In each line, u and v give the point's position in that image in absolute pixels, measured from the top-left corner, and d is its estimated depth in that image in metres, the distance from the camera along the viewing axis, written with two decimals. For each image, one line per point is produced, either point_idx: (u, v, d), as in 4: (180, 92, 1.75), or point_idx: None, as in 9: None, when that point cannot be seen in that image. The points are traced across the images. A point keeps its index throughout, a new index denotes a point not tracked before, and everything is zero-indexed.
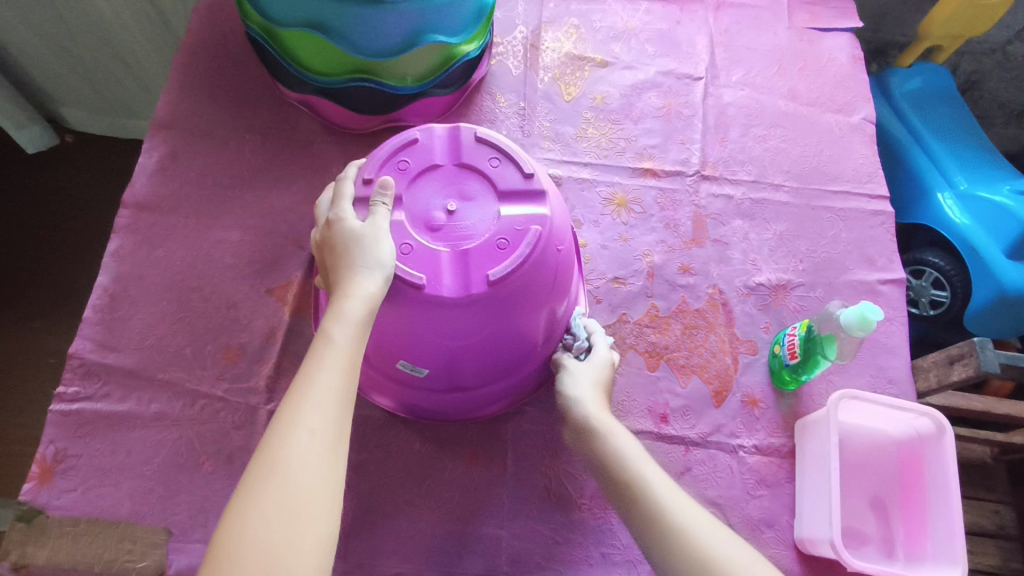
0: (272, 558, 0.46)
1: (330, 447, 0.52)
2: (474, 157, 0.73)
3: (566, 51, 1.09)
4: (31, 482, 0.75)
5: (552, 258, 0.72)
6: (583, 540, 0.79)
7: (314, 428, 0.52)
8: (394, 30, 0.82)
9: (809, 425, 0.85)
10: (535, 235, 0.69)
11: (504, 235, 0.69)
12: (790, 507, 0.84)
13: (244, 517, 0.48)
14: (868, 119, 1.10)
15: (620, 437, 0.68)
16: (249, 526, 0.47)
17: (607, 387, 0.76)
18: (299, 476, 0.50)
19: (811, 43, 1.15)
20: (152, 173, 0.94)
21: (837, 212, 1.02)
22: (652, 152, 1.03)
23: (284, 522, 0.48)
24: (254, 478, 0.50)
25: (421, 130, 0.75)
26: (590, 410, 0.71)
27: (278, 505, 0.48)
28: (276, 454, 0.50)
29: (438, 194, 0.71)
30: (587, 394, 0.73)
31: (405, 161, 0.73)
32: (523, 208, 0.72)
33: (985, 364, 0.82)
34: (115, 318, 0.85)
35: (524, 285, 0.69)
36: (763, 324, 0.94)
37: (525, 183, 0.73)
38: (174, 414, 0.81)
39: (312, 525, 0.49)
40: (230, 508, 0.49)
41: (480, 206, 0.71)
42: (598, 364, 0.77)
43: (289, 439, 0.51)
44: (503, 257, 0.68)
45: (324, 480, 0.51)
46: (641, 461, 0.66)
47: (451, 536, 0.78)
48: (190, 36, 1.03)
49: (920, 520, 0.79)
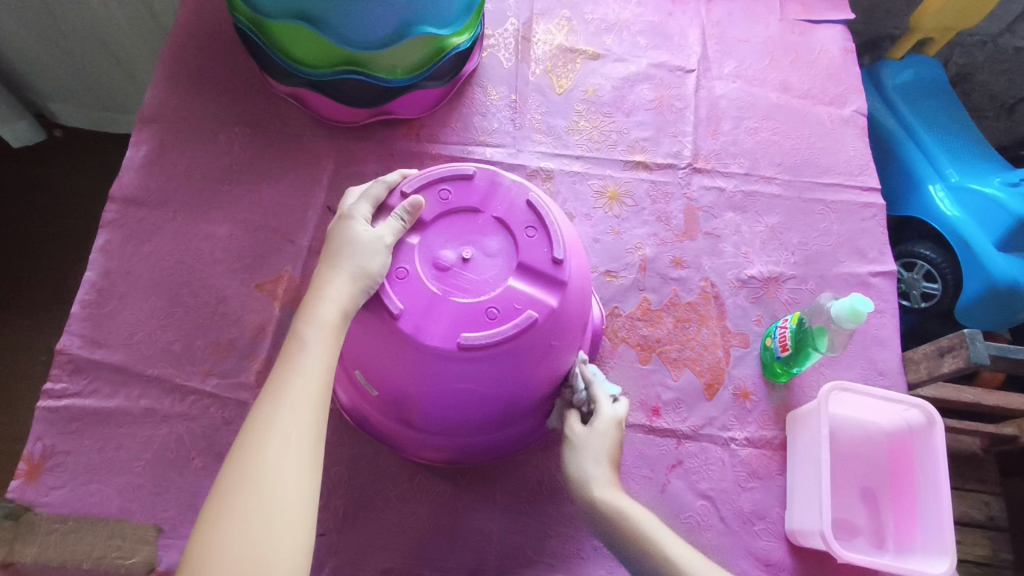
0: (249, 562, 0.48)
1: (304, 449, 0.54)
2: (514, 217, 0.71)
3: (558, 43, 1.08)
4: (18, 480, 0.75)
5: (541, 348, 0.68)
6: (575, 533, 0.79)
7: (286, 432, 0.54)
8: (381, 22, 0.81)
9: (800, 418, 0.85)
10: (528, 319, 0.66)
11: (498, 306, 0.66)
12: (780, 498, 0.84)
13: (217, 522, 0.49)
14: (860, 111, 1.10)
15: (642, 517, 0.68)
16: (223, 531, 0.49)
17: (614, 452, 0.73)
18: (274, 477, 0.51)
19: (803, 35, 1.14)
20: (140, 167, 0.93)
21: (829, 205, 1.02)
22: (644, 145, 1.03)
23: (259, 525, 0.49)
24: (226, 485, 0.51)
25: (482, 170, 0.73)
26: (601, 494, 0.69)
27: (253, 508, 0.50)
28: (248, 459, 0.52)
29: (457, 236, 0.70)
30: (600, 474, 0.71)
31: (448, 191, 0.72)
32: (534, 290, 0.68)
33: (975, 356, 0.82)
34: (103, 313, 0.84)
35: (506, 361, 0.67)
36: (755, 317, 0.94)
37: (551, 266, 0.69)
38: (163, 410, 0.81)
39: (288, 528, 0.50)
40: (204, 513, 0.50)
41: (495, 268, 0.68)
42: (606, 429, 0.73)
43: (260, 444, 0.52)
44: (487, 326, 0.65)
45: (299, 481, 0.52)
46: (665, 539, 0.66)
47: (443, 531, 0.78)
48: (176, 28, 1.01)
49: (910, 512, 0.80)
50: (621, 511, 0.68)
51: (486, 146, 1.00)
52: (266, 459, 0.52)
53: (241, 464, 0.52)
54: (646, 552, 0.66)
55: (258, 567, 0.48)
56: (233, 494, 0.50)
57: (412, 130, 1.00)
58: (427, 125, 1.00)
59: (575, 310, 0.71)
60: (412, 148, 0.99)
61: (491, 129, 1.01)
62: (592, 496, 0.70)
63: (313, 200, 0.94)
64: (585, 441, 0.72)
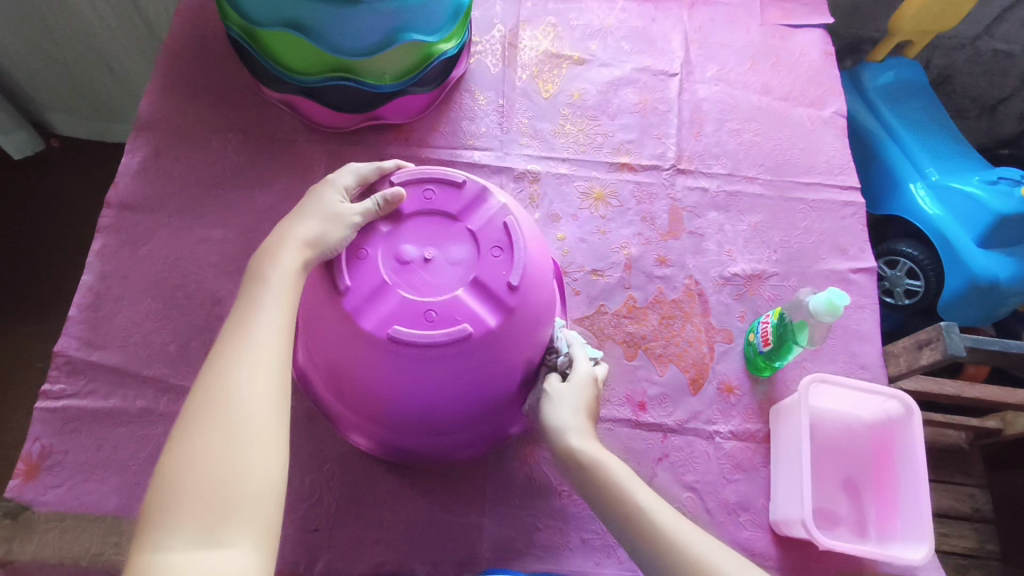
0: (224, 472, 0.50)
1: (271, 376, 0.57)
2: (485, 234, 0.72)
3: (544, 49, 1.11)
4: (17, 479, 0.76)
5: (473, 362, 0.69)
6: (563, 525, 0.81)
7: (254, 361, 0.56)
8: (370, 30, 0.83)
9: (783, 411, 0.87)
10: (462, 333, 0.67)
11: (438, 312, 0.67)
12: (765, 490, 0.86)
13: (188, 437, 0.51)
14: (840, 112, 1.12)
15: (612, 465, 0.67)
16: (193, 445, 0.50)
17: (591, 407, 0.73)
18: (243, 398, 0.54)
19: (783, 39, 1.17)
20: (136, 173, 0.95)
21: (810, 204, 1.05)
22: (628, 147, 1.05)
23: (229, 440, 0.51)
24: (197, 406, 0.53)
25: (476, 182, 0.75)
26: (577, 443, 0.69)
27: (224, 424, 0.52)
28: (218, 382, 0.54)
29: (425, 237, 0.72)
30: (572, 422, 0.71)
31: (433, 193, 0.74)
32: (479, 308, 0.69)
33: (952, 347, 0.84)
34: (99, 316, 0.86)
35: (435, 368, 0.68)
36: (738, 314, 0.96)
37: (505, 290, 0.69)
38: (159, 410, 0.82)
39: (257, 445, 0.52)
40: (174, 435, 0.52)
41: (450, 276, 0.70)
42: (581, 386, 0.74)
43: (230, 369, 0.55)
44: (420, 326, 0.67)
45: (265, 403, 0.54)
46: (634, 489, 0.65)
47: (435, 525, 0.80)
48: (171, 37, 1.04)
49: (890, 501, 0.82)
50: (591, 456, 0.68)
51: (474, 149, 1.02)
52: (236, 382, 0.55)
53: (210, 389, 0.54)
54: (615, 500, 0.65)
55: (229, 477, 0.50)
56: (206, 415, 0.52)
57: (401, 135, 1.02)
58: (416, 130, 1.03)
59: (523, 334, 0.71)
60: (402, 152, 1.01)
61: (479, 133, 1.03)
62: (568, 444, 0.69)
63: None
64: (559, 398, 0.72)
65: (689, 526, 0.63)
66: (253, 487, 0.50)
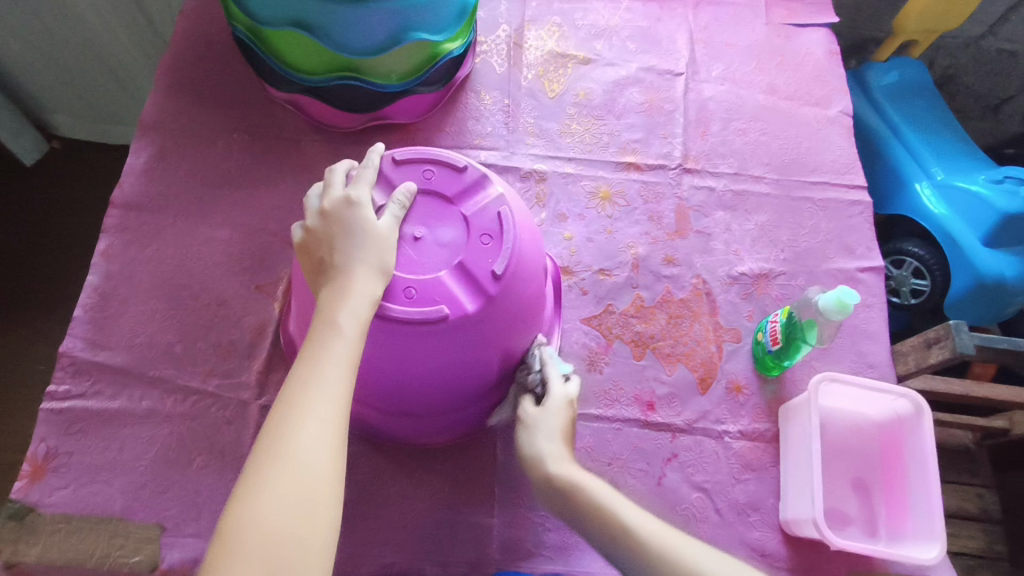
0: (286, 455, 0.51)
1: (339, 435, 0.54)
2: (478, 220, 0.72)
3: (549, 48, 1.11)
4: (23, 481, 0.76)
5: (451, 343, 0.69)
6: (572, 526, 0.80)
7: (323, 419, 0.53)
8: (377, 29, 0.83)
9: (792, 410, 0.87)
10: (440, 314, 0.67)
11: (419, 290, 0.67)
12: (775, 490, 0.86)
13: (254, 499, 0.49)
14: (846, 112, 1.12)
15: (587, 488, 0.68)
16: (259, 512, 0.48)
17: (568, 430, 0.74)
18: (309, 461, 0.51)
19: (788, 39, 1.17)
20: (141, 173, 0.94)
21: (816, 203, 1.04)
22: (635, 147, 1.05)
23: (299, 509, 0.49)
24: (261, 464, 0.50)
25: (477, 168, 0.75)
26: (551, 470, 0.70)
27: (292, 494, 0.49)
28: (284, 441, 0.51)
29: (418, 215, 0.72)
30: (549, 452, 0.71)
31: (432, 174, 0.74)
32: (461, 292, 0.69)
33: (961, 346, 0.84)
34: (105, 316, 0.86)
35: (409, 346, 0.68)
36: (746, 313, 0.96)
37: (490, 278, 0.69)
38: (165, 410, 0.82)
39: (326, 517, 0.50)
40: (240, 490, 0.50)
41: (436, 256, 0.70)
42: (558, 409, 0.74)
43: (296, 425, 0.52)
44: (400, 302, 0.67)
45: (334, 466, 0.52)
46: (613, 503, 0.66)
47: (443, 526, 0.79)
48: (176, 37, 1.03)
49: (901, 501, 0.81)
50: (570, 481, 0.69)
51: (480, 149, 1.02)
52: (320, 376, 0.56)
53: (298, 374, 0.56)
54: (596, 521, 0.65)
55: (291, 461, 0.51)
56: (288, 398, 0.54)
57: (407, 135, 1.02)
58: (422, 130, 1.02)
59: (505, 322, 0.72)
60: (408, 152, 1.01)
61: (486, 133, 1.03)
62: (546, 472, 0.70)
63: None
64: (536, 422, 0.73)
65: (674, 533, 0.63)
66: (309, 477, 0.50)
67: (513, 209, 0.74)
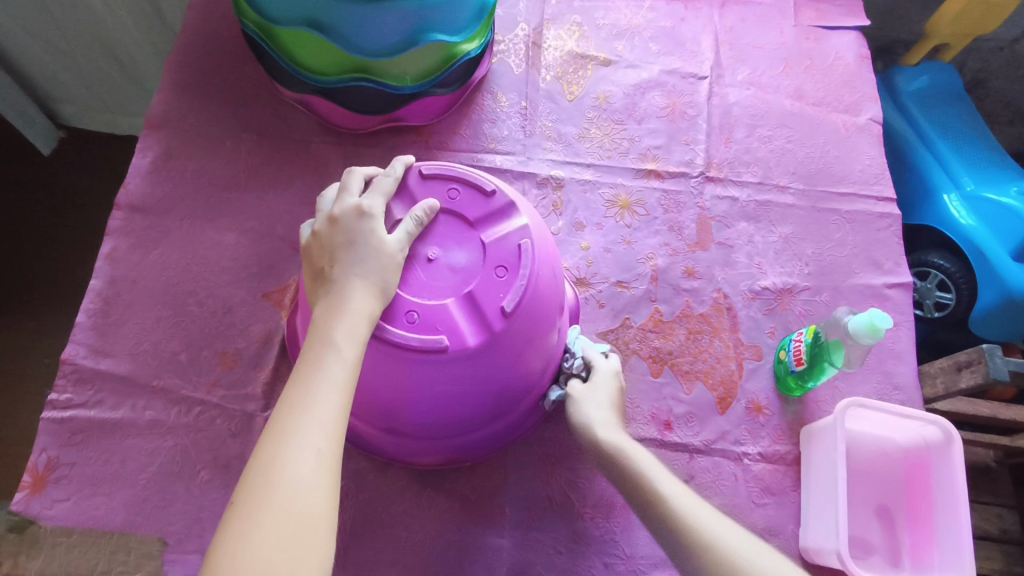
0: (276, 477, 0.48)
1: (334, 460, 0.51)
2: (496, 250, 0.69)
3: (569, 49, 1.07)
4: (23, 492, 0.74)
5: (449, 375, 0.66)
6: (585, 549, 0.78)
7: (317, 446, 0.50)
8: (392, 29, 0.80)
9: (815, 433, 0.84)
10: (438, 344, 0.64)
11: (421, 315, 0.65)
12: (795, 515, 0.83)
13: (245, 516, 0.46)
14: (875, 119, 1.08)
15: (632, 453, 0.69)
16: (249, 546, 0.45)
17: (618, 402, 0.77)
18: (302, 490, 0.48)
19: (817, 42, 1.13)
20: (146, 174, 0.92)
21: (844, 215, 1.01)
22: (655, 153, 1.01)
23: (291, 539, 0.46)
24: (250, 495, 0.47)
25: (505, 193, 0.72)
26: (601, 434, 0.72)
27: (286, 525, 0.46)
28: (276, 470, 0.48)
29: (435, 235, 0.69)
30: (602, 417, 0.74)
31: (458, 194, 0.71)
32: (464, 323, 0.66)
33: (994, 372, 0.80)
34: (109, 323, 0.83)
35: (405, 370, 0.65)
36: (768, 329, 0.92)
37: (497, 313, 0.66)
38: (169, 422, 0.80)
39: (321, 550, 0.47)
40: (227, 524, 0.47)
41: (445, 281, 0.67)
42: (604, 382, 0.77)
43: (289, 452, 0.49)
44: (400, 324, 0.64)
45: (329, 492, 0.49)
46: (655, 474, 0.67)
47: (452, 546, 0.77)
48: (184, 32, 1.00)
49: (927, 531, 0.78)
50: (614, 446, 0.70)
51: (496, 153, 0.99)
52: (313, 393, 0.53)
53: (290, 396, 0.53)
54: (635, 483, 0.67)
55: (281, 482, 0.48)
56: (279, 421, 0.51)
57: (420, 137, 0.98)
58: (436, 132, 0.99)
59: (510, 357, 0.68)
60: (421, 155, 0.97)
61: (502, 137, 1.00)
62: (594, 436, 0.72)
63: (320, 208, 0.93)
64: (586, 396, 0.76)
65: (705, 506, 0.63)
66: (301, 497, 0.47)
67: (536, 242, 0.71)
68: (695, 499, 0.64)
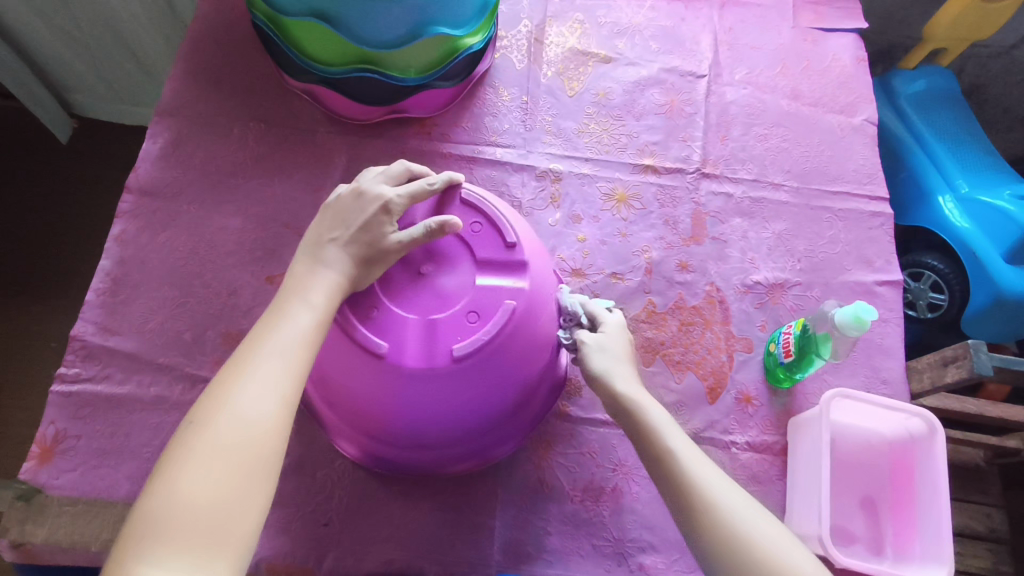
0: (227, 410, 0.52)
1: (288, 400, 0.55)
2: (482, 296, 0.70)
3: (570, 46, 1.09)
4: (31, 462, 0.76)
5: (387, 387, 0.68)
6: (574, 531, 0.80)
7: (269, 389, 0.54)
8: (397, 22, 0.82)
9: (802, 424, 0.85)
10: (381, 350, 0.66)
11: (379, 316, 0.68)
12: (781, 503, 0.85)
13: (196, 439, 0.50)
14: (870, 120, 1.10)
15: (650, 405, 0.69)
16: (193, 460, 0.49)
17: (629, 353, 0.75)
18: (252, 421, 0.52)
19: (815, 43, 1.15)
20: (156, 159, 0.94)
21: (837, 213, 1.03)
22: (653, 149, 1.03)
23: (234, 464, 0.50)
24: (204, 418, 0.51)
25: (525, 249, 0.73)
26: (620, 380, 0.71)
27: (229, 448, 0.50)
28: (230, 400, 0.52)
29: (439, 257, 0.72)
30: (617, 369, 0.72)
31: (480, 230, 0.73)
32: (413, 347, 0.67)
33: (979, 367, 0.81)
34: (117, 302, 0.86)
35: (354, 363, 0.68)
36: (759, 323, 0.94)
37: (448, 353, 0.67)
38: (173, 398, 0.82)
39: (259, 480, 0.51)
40: (178, 441, 0.51)
41: (418, 296, 0.70)
42: (612, 333, 0.75)
43: (245, 387, 0.53)
44: (358, 314, 0.68)
45: (277, 428, 0.53)
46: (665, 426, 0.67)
47: (446, 525, 0.79)
48: (196, 23, 1.03)
49: (908, 520, 0.80)
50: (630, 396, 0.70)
51: (496, 146, 1.01)
52: (279, 341, 0.57)
53: (255, 341, 0.58)
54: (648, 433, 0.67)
55: (233, 414, 0.52)
56: (241, 362, 0.55)
57: (423, 129, 1.01)
58: (439, 125, 1.01)
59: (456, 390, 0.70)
60: (423, 146, 1.00)
61: (502, 130, 1.02)
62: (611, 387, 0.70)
63: (322, 196, 0.96)
64: (596, 342, 0.74)
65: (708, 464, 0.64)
66: (249, 427, 0.51)
67: (526, 308, 0.71)
68: (699, 453, 0.66)
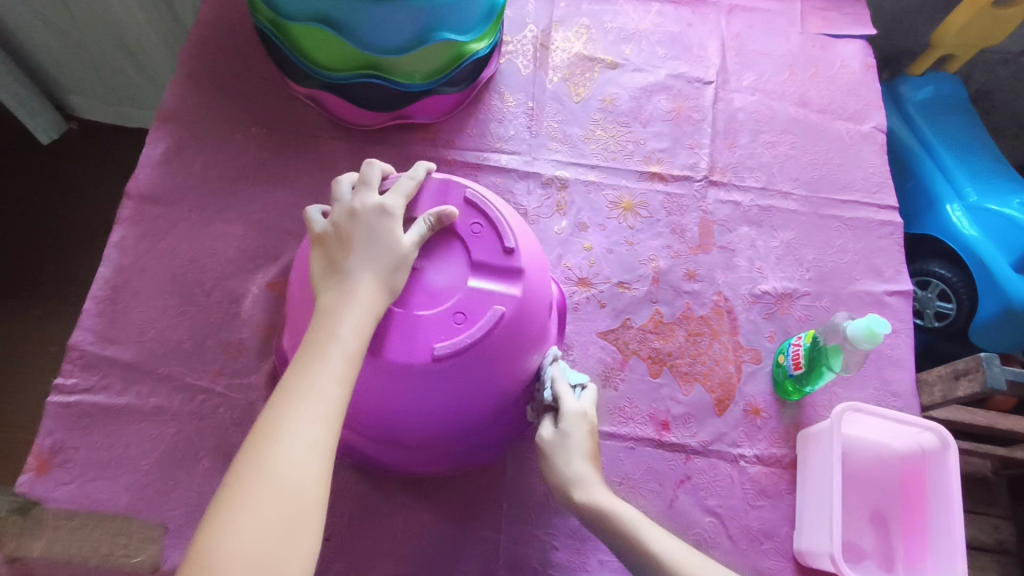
0: (266, 468, 0.48)
1: (328, 451, 0.52)
2: (471, 298, 0.68)
3: (577, 51, 1.08)
4: (28, 474, 0.75)
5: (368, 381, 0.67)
6: (580, 546, 0.79)
7: (313, 441, 0.51)
8: (403, 28, 0.81)
9: (811, 437, 0.84)
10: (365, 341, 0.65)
11: None
12: (790, 518, 0.83)
13: (238, 503, 0.47)
14: (880, 128, 1.09)
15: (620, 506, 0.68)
16: (242, 520, 0.46)
17: (592, 446, 0.72)
18: (293, 478, 0.49)
19: (824, 49, 1.13)
20: (157, 164, 0.93)
21: (846, 221, 1.01)
22: (660, 156, 1.02)
23: (280, 528, 0.47)
24: (245, 480, 0.48)
25: (520, 255, 0.71)
26: (588, 491, 0.69)
27: (274, 511, 0.47)
28: (271, 457, 0.49)
29: (432, 254, 0.70)
30: (585, 474, 0.70)
31: (479, 232, 0.71)
32: (396, 341, 0.65)
33: (992, 380, 0.80)
34: (116, 310, 0.85)
35: None
36: (767, 333, 0.93)
37: (429, 351, 0.65)
38: (173, 409, 0.81)
39: (305, 541, 0.48)
40: (219, 507, 0.47)
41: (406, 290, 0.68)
42: (576, 425, 0.71)
43: (285, 441, 0.50)
44: None
45: (319, 484, 0.50)
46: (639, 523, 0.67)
47: (450, 539, 0.78)
48: (197, 27, 1.02)
49: (920, 536, 0.78)
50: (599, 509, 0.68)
51: (501, 153, 0.99)
52: (314, 385, 0.54)
53: (288, 386, 0.54)
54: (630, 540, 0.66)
55: (273, 472, 0.48)
56: (277, 411, 0.52)
57: (428, 135, 0.99)
58: (443, 131, 1.00)
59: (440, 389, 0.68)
60: (427, 152, 0.98)
61: (508, 135, 1.01)
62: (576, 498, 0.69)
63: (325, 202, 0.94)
64: (557, 446, 0.71)
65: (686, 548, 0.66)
66: (292, 485, 0.48)
67: (515, 314, 0.69)
68: (680, 544, 0.66)
